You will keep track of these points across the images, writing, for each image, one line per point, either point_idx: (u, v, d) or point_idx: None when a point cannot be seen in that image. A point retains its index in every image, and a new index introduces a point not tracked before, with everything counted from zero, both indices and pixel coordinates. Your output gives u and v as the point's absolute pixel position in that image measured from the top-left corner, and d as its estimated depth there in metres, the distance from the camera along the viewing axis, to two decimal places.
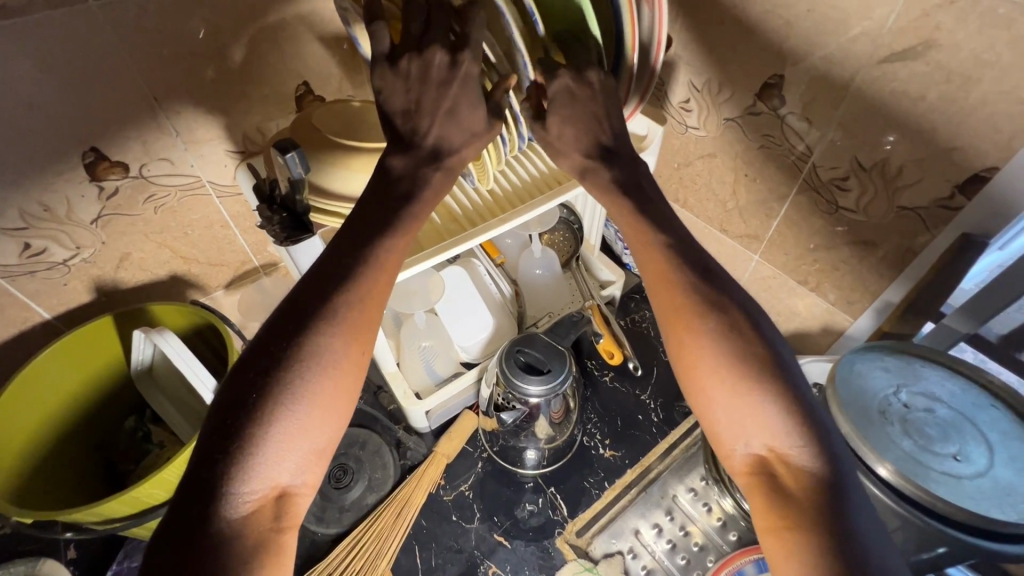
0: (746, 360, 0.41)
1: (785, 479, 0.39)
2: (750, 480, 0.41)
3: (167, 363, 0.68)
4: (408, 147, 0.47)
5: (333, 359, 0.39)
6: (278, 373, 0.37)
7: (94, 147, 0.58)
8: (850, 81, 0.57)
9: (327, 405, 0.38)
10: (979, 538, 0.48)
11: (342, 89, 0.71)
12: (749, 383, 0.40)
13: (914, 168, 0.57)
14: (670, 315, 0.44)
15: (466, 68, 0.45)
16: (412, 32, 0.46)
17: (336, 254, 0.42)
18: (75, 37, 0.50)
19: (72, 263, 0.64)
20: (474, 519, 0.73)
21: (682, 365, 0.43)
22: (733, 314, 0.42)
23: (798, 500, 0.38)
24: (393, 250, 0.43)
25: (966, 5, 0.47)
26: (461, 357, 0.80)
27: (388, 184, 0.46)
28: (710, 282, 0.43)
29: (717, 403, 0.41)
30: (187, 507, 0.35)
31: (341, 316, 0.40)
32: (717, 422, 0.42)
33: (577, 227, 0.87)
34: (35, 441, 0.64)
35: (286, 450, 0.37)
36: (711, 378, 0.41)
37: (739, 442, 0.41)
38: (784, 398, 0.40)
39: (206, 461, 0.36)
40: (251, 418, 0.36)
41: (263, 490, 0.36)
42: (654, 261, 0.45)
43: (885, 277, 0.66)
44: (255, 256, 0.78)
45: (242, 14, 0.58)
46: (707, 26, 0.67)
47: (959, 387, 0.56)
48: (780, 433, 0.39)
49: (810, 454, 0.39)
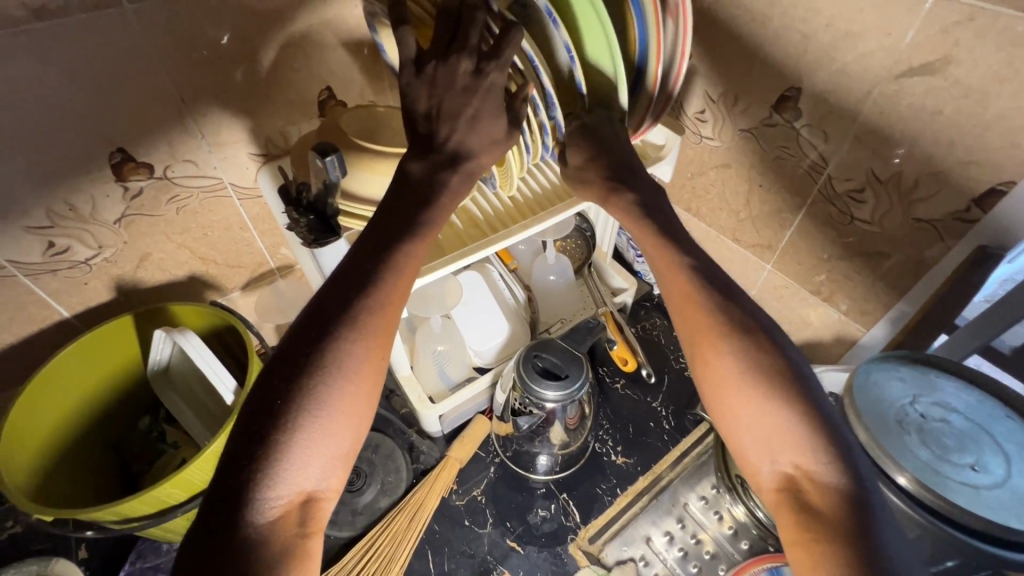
0: (777, 381, 0.41)
1: (811, 495, 0.39)
2: (777, 499, 0.41)
3: (184, 362, 0.67)
4: (428, 152, 0.47)
5: (355, 365, 0.39)
6: (302, 379, 0.37)
7: (122, 148, 0.58)
8: (867, 95, 0.58)
9: (349, 410, 0.38)
10: (990, 546, 0.48)
11: (363, 95, 0.72)
12: (774, 401, 0.41)
13: (930, 181, 0.58)
14: (698, 334, 0.45)
15: (491, 78, 0.45)
16: (442, 36, 0.46)
17: (356, 260, 0.42)
18: (108, 38, 0.51)
19: (94, 263, 0.64)
20: (487, 525, 0.73)
21: (709, 387, 0.44)
22: (764, 338, 0.43)
23: (824, 516, 0.38)
24: (412, 256, 0.43)
25: (985, 22, 0.48)
26: (474, 362, 0.81)
27: (406, 189, 0.46)
28: (735, 304, 0.45)
29: (740, 419, 0.42)
30: (216, 512, 0.35)
31: (363, 322, 0.40)
32: (744, 442, 0.42)
33: (589, 236, 0.89)
34: (51, 441, 0.64)
35: (310, 455, 0.37)
36: (736, 397, 0.42)
37: (765, 459, 0.41)
38: (803, 412, 0.40)
39: (234, 467, 0.36)
40: (277, 424, 0.36)
41: (289, 495, 0.36)
42: (678, 282, 0.46)
43: (898, 288, 0.67)
44: (272, 258, 0.79)
45: (270, 20, 0.59)
46: (725, 38, 0.69)
47: (974, 398, 0.56)
48: (808, 452, 0.40)
49: (836, 470, 0.39)
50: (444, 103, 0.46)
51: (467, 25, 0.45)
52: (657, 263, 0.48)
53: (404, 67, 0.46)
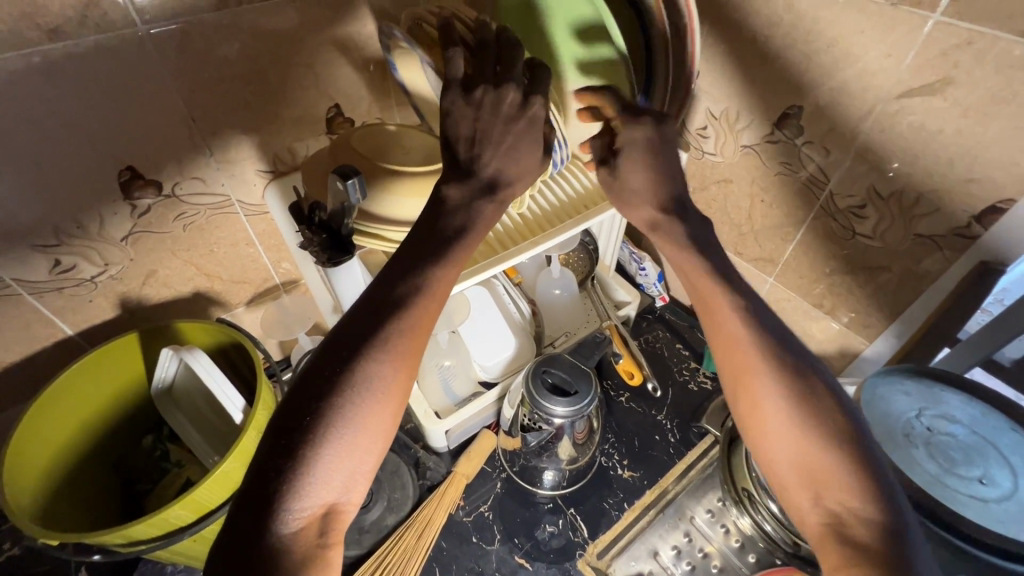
0: (815, 417, 0.42)
1: (854, 531, 0.40)
2: (819, 531, 0.42)
3: (190, 380, 0.66)
4: (466, 178, 0.47)
5: (381, 384, 0.39)
6: (331, 395, 0.37)
7: (131, 166, 0.58)
8: (868, 114, 0.60)
9: (373, 426, 0.39)
10: (994, 556, 0.48)
11: (370, 112, 0.73)
12: (816, 438, 0.42)
13: (931, 197, 0.59)
14: (739, 367, 0.45)
15: (535, 111, 0.47)
16: (487, 68, 0.48)
17: (387, 280, 0.43)
18: (121, 58, 0.51)
19: (100, 280, 0.64)
20: (495, 541, 0.73)
21: (749, 420, 0.45)
22: (807, 376, 0.44)
23: (867, 551, 0.39)
24: (442, 281, 0.43)
25: (983, 45, 0.49)
26: (480, 376, 0.80)
27: (441, 215, 0.46)
28: (779, 338, 0.45)
29: (781, 452, 0.43)
30: (243, 523, 0.35)
31: (392, 343, 0.40)
32: (785, 475, 0.43)
33: (593, 249, 0.90)
34: (57, 462, 0.63)
35: (335, 468, 0.37)
36: (776, 431, 0.43)
37: (808, 497, 0.42)
38: (845, 451, 0.41)
39: (262, 478, 0.36)
40: (305, 438, 0.36)
41: (313, 507, 0.36)
42: (721, 310, 0.47)
43: (900, 303, 0.68)
44: (277, 273, 0.79)
45: (281, 39, 0.59)
46: (728, 57, 0.70)
47: (979, 411, 0.57)
48: (849, 487, 0.40)
49: (875, 505, 0.40)
50: (483, 127, 0.46)
51: (511, 59, 0.48)
52: (693, 284, 0.50)
53: (453, 88, 0.47)
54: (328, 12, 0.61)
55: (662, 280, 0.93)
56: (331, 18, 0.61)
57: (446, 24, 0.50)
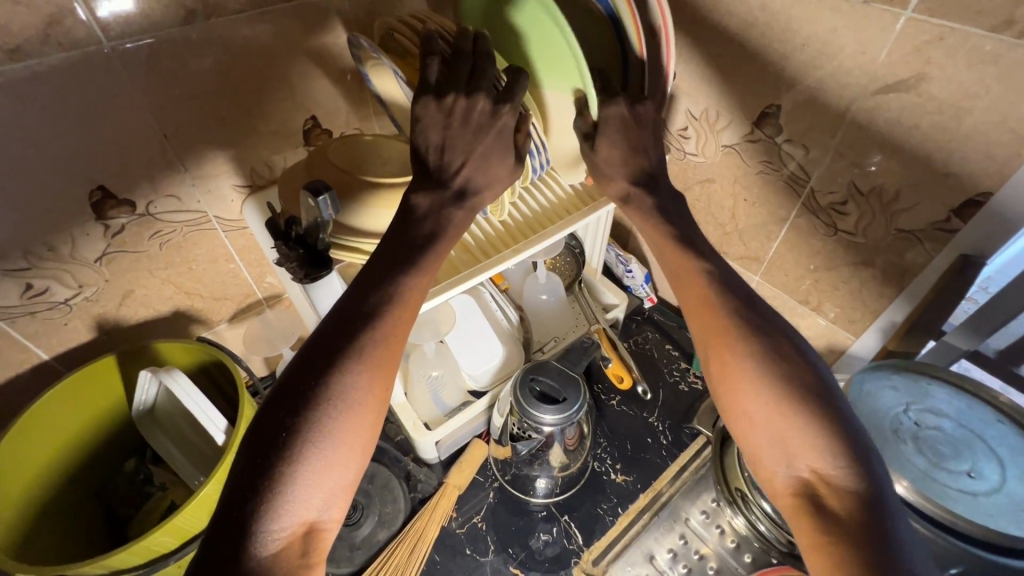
0: (787, 378, 0.42)
1: (829, 501, 0.39)
2: (793, 503, 0.41)
3: (171, 402, 0.64)
4: (437, 187, 0.47)
5: (359, 398, 0.38)
6: (307, 411, 0.37)
7: (102, 185, 0.57)
8: (845, 111, 0.60)
9: (352, 440, 0.38)
10: (993, 554, 0.48)
11: (348, 122, 0.72)
12: (791, 405, 0.41)
13: (910, 192, 0.59)
14: (713, 337, 0.46)
15: (504, 120, 0.47)
16: (459, 77, 0.47)
17: (359, 292, 0.42)
18: (86, 75, 0.50)
19: (74, 303, 0.62)
20: (488, 552, 0.72)
21: (722, 388, 0.45)
22: (778, 343, 0.44)
23: (845, 522, 0.38)
24: (414, 290, 0.43)
25: (955, 41, 0.49)
26: (469, 385, 0.80)
27: (411, 223, 0.46)
28: (752, 308, 0.46)
29: (759, 423, 0.42)
30: (220, 547, 0.34)
31: (366, 353, 0.39)
32: (759, 443, 0.43)
33: (579, 253, 0.89)
34: (34, 493, 0.61)
35: (314, 485, 0.36)
36: (752, 400, 0.43)
37: (782, 465, 0.42)
38: (819, 417, 0.41)
39: (238, 498, 0.35)
40: (280, 455, 0.36)
41: (293, 526, 0.35)
42: (696, 289, 0.48)
43: (883, 297, 0.68)
44: (259, 288, 0.78)
45: (252, 52, 0.59)
46: (705, 57, 0.70)
47: (965, 404, 0.58)
48: (822, 453, 0.40)
49: (851, 473, 0.39)
50: (454, 137, 0.47)
51: (484, 71, 0.47)
52: (678, 274, 0.50)
53: (426, 96, 0.46)
54: (301, 24, 0.60)
55: (649, 281, 0.94)
56: (303, 30, 0.61)
57: (429, 35, 0.48)
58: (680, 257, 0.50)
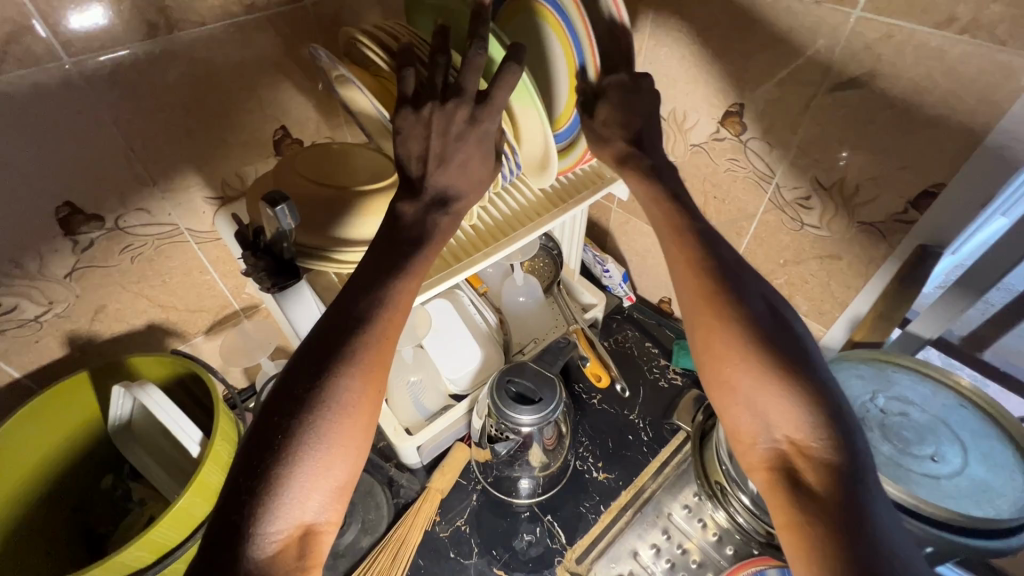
0: (767, 346, 0.42)
1: (806, 473, 0.40)
2: (769, 476, 0.42)
3: (148, 417, 0.64)
4: (418, 195, 0.48)
5: (351, 401, 0.39)
6: (301, 414, 0.37)
7: (69, 202, 0.57)
8: (804, 109, 0.62)
9: (347, 442, 0.38)
10: (960, 535, 0.49)
11: (320, 132, 0.73)
12: (772, 377, 0.41)
13: (869, 186, 0.61)
14: (695, 308, 0.46)
15: (478, 125, 0.47)
16: (437, 86, 0.48)
17: (350, 296, 0.43)
18: (48, 90, 0.50)
19: (44, 320, 0.62)
20: (472, 555, 0.72)
21: (704, 357, 0.45)
22: (761, 316, 0.44)
23: (820, 494, 0.38)
24: (402, 293, 0.44)
25: (902, 38, 0.51)
26: (450, 390, 0.80)
27: (397, 231, 0.47)
28: (738, 275, 0.47)
29: (739, 394, 0.43)
30: (219, 550, 0.35)
31: (358, 357, 0.40)
32: (739, 413, 0.43)
33: (556, 254, 0.90)
34: (8, 513, 0.61)
35: (310, 488, 0.37)
36: (734, 370, 0.43)
37: (761, 435, 0.42)
38: (800, 390, 0.41)
39: (234, 502, 0.36)
40: (277, 458, 0.36)
41: (288, 529, 0.36)
42: (686, 265, 0.48)
43: (851, 288, 0.69)
44: (235, 299, 0.78)
45: (217, 64, 0.59)
46: (671, 58, 0.71)
47: (928, 390, 0.59)
48: (800, 423, 0.40)
49: (831, 448, 0.39)
50: (435, 148, 0.47)
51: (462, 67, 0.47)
52: (669, 250, 0.50)
53: (403, 104, 0.47)
54: (266, 34, 0.61)
55: (626, 280, 0.95)
56: (269, 41, 0.61)
57: (408, 47, 0.49)
58: (674, 236, 0.50)
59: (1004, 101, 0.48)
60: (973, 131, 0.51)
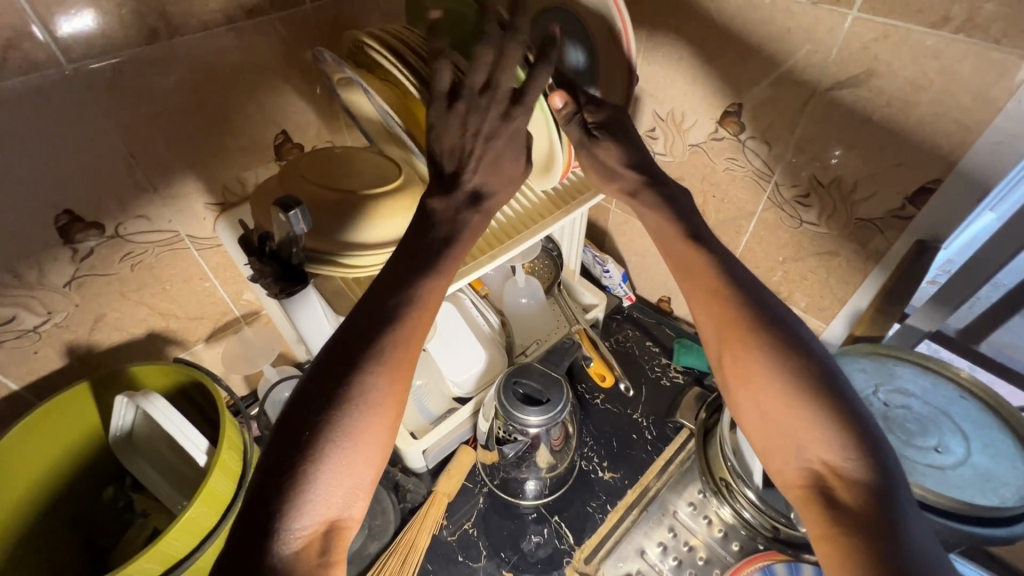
0: (797, 359, 0.43)
1: (838, 491, 0.40)
2: (803, 494, 0.42)
3: (151, 427, 0.63)
4: (425, 200, 0.48)
5: (379, 398, 0.39)
6: (330, 409, 0.37)
7: (69, 210, 0.56)
8: (802, 108, 0.62)
9: (374, 439, 0.38)
10: (960, 523, 0.50)
11: (320, 135, 0.73)
12: (808, 394, 0.42)
13: (867, 183, 0.62)
14: (724, 319, 0.47)
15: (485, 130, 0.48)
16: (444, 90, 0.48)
17: (381, 294, 0.43)
18: (46, 97, 0.50)
19: (43, 330, 0.61)
20: (480, 558, 0.72)
21: (733, 372, 0.46)
22: (781, 328, 0.45)
23: (852, 510, 0.39)
24: (433, 294, 0.44)
25: (898, 38, 0.52)
26: (453, 393, 0.80)
27: (405, 237, 0.47)
28: (754, 289, 0.48)
29: (772, 414, 0.44)
30: (245, 547, 0.34)
31: (387, 353, 0.40)
32: (773, 432, 0.44)
33: (556, 255, 0.90)
34: (7, 528, 0.60)
35: (336, 483, 0.36)
36: (766, 387, 0.44)
37: (793, 457, 0.43)
38: (830, 404, 0.41)
39: (261, 497, 0.35)
40: (304, 453, 0.36)
41: (314, 524, 0.35)
42: (703, 275, 0.49)
43: (849, 283, 0.70)
44: (235, 305, 0.77)
45: (217, 69, 0.58)
46: (669, 59, 0.72)
47: (930, 382, 0.60)
48: (829, 441, 0.41)
49: (860, 464, 0.40)
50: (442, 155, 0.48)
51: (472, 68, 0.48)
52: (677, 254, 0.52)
53: None
54: (265, 39, 0.60)
55: (626, 280, 0.96)
56: (269, 45, 0.61)
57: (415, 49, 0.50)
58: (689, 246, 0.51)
59: (999, 98, 0.49)
60: (969, 128, 0.52)
